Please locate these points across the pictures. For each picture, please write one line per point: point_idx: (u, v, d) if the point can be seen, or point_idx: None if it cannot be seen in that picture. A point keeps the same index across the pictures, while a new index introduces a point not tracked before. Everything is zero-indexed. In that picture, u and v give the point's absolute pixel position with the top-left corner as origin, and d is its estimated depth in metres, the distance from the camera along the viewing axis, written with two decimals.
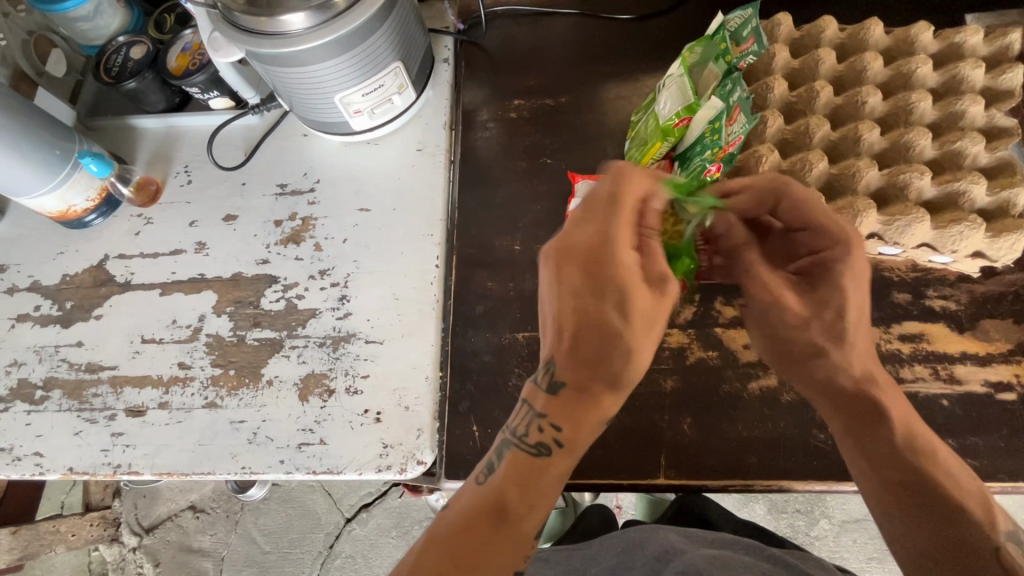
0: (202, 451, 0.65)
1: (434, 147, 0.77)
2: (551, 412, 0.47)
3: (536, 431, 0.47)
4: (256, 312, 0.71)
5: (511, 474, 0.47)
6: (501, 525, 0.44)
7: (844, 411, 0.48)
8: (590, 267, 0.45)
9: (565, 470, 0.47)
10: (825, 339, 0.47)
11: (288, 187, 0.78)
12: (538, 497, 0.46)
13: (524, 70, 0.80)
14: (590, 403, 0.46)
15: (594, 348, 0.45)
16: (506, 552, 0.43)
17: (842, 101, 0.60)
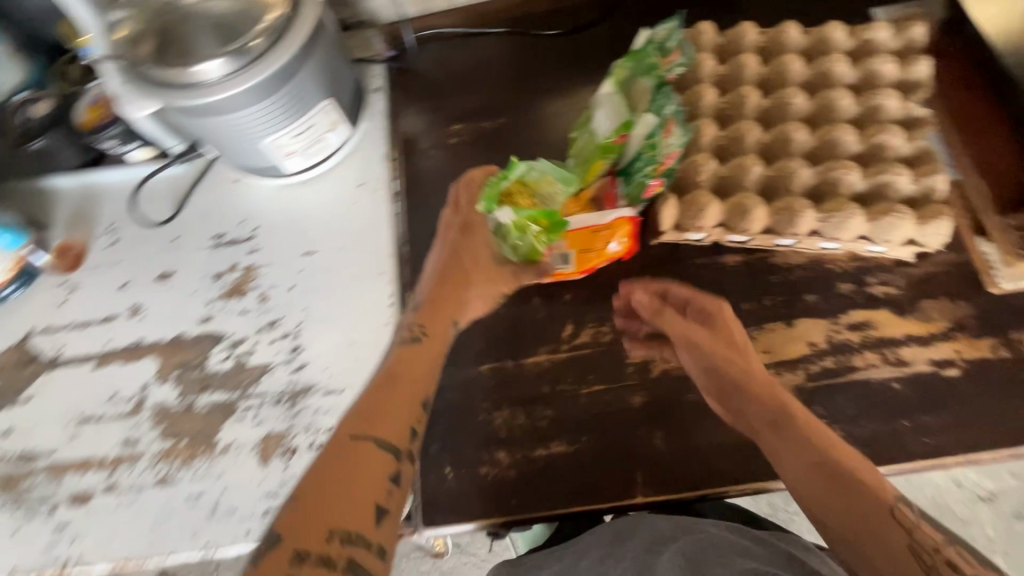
0: (160, 532, 0.61)
1: (375, 181, 0.75)
2: (423, 319, 0.59)
3: (407, 335, 0.57)
4: (204, 374, 0.67)
5: (370, 401, 0.50)
6: (401, 393, 0.52)
7: (760, 423, 0.49)
8: (450, 241, 0.62)
9: (410, 390, 0.52)
10: (732, 351, 0.54)
11: (225, 237, 0.74)
12: (394, 418, 0.49)
13: (459, 93, 0.79)
14: (446, 306, 0.60)
15: (457, 300, 0.60)
16: (371, 461, 0.45)
17: (771, 103, 0.61)
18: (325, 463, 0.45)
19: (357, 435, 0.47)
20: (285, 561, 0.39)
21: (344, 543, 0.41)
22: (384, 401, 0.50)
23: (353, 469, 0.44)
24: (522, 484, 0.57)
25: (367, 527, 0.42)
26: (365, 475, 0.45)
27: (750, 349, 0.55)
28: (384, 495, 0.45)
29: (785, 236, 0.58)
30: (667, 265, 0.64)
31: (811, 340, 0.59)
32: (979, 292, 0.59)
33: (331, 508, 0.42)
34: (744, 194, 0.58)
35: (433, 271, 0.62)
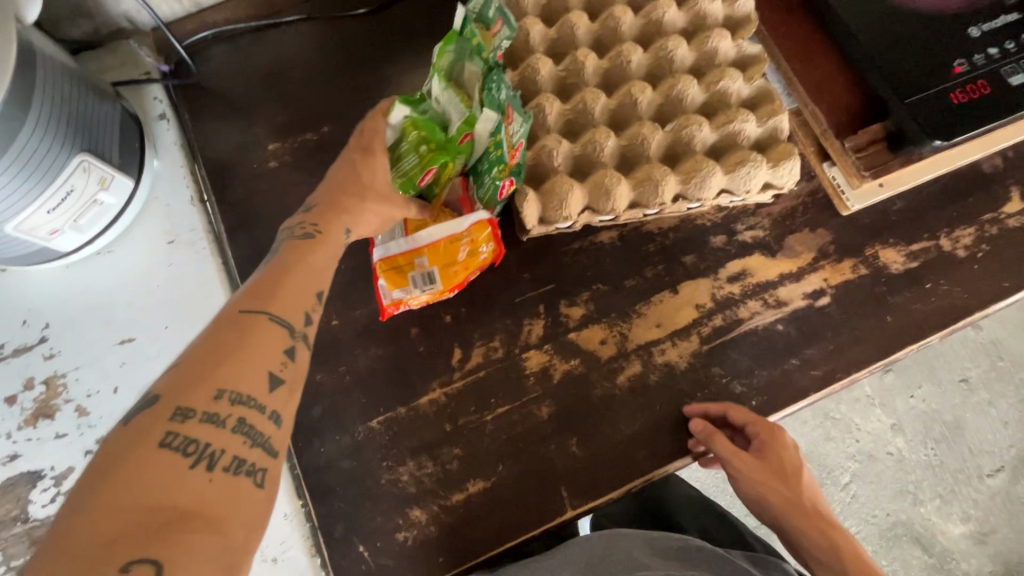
0: None
1: (190, 233, 0.62)
2: (320, 219, 0.47)
3: (300, 229, 0.46)
4: (28, 528, 0.53)
5: (256, 284, 0.41)
6: (300, 270, 0.43)
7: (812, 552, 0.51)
8: (346, 155, 0.50)
9: (303, 274, 0.43)
10: (785, 482, 0.53)
11: (6, 347, 0.58)
12: (285, 300, 0.40)
13: (266, 104, 0.65)
14: (342, 208, 0.48)
15: (354, 203, 0.49)
16: (253, 354, 0.36)
17: (609, 63, 0.56)
18: (208, 337, 0.37)
19: (247, 309, 0.38)
20: (162, 424, 0.32)
21: (232, 404, 0.34)
22: (275, 282, 0.41)
23: (238, 344, 0.36)
24: (448, 537, 0.52)
25: (259, 392, 0.36)
26: (256, 348, 0.37)
27: (801, 470, 0.54)
28: (279, 366, 0.38)
29: (652, 207, 0.55)
30: (544, 259, 0.59)
31: (697, 302, 0.58)
32: (832, 217, 0.61)
33: (211, 378, 0.34)
34: (607, 174, 0.53)
35: (325, 186, 0.50)
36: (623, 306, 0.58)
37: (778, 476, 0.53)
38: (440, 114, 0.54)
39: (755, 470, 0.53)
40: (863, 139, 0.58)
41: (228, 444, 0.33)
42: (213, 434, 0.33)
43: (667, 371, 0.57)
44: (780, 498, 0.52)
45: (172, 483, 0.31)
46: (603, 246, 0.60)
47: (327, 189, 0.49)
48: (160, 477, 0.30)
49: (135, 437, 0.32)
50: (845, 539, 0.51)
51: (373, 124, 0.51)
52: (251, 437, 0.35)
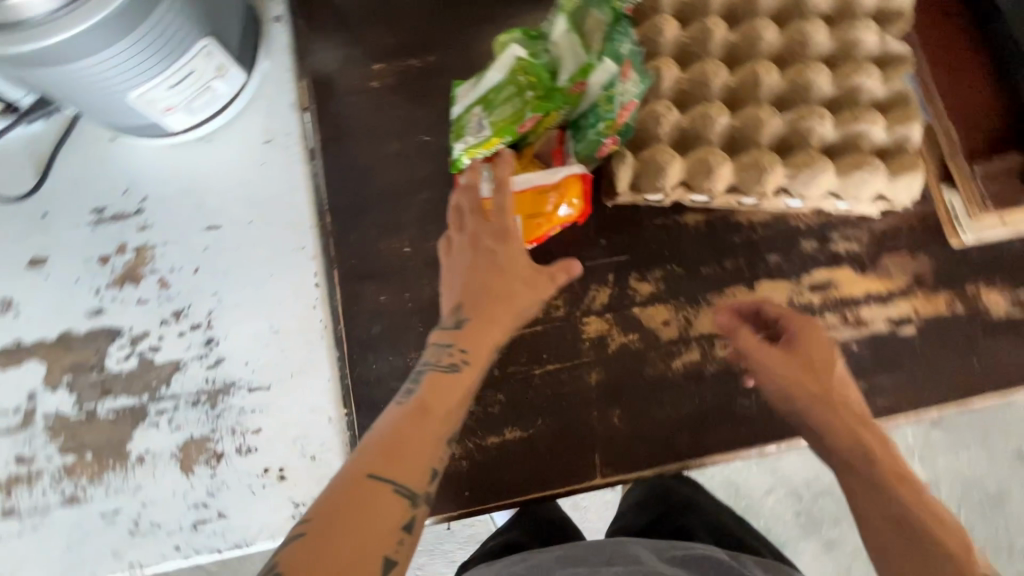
0: (76, 554, 0.54)
1: (286, 137, 0.64)
2: (460, 343, 0.45)
3: (445, 354, 0.45)
4: (103, 378, 0.58)
5: (391, 433, 0.38)
6: (426, 421, 0.40)
7: (832, 452, 0.44)
8: (480, 244, 0.49)
9: (434, 428, 0.40)
10: (815, 379, 0.46)
11: (107, 211, 0.62)
12: (415, 458, 0.38)
13: (380, 23, 0.66)
14: (487, 318, 0.46)
15: (502, 304, 0.47)
16: (371, 525, 0.33)
17: (739, 38, 0.54)
18: (332, 508, 0.34)
19: (376, 474, 0.36)
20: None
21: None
22: (411, 427, 0.39)
23: (362, 517, 0.33)
24: (476, 476, 0.54)
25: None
26: (376, 518, 0.34)
27: (845, 381, 0.46)
28: (394, 546, 0.34)
29: (750, 195, 0.53)
30: (623, 228, 0.58)
31: (771, 304, 0.56)
32: (938, 244, 0.57)
33: (333, 572, 0.31)
34: (710, 150, 0.51)
35: (457, 284, 0.48)
36: (694, 291, 0.57)
37: (809, 372, 0.46)
38: (554, 60, 0.54)
39: (777, 361, 0.47)
40: (1000, 167, 0.53)
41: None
42: None
43: (725, 366, 0.55)
44: (801, 388, 0.46)
45: None
46: (686, 228, 0.58)
47: (466, 294, 0.47)
48: None
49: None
50: (876, 435, 0.44)
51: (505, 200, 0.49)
52: None
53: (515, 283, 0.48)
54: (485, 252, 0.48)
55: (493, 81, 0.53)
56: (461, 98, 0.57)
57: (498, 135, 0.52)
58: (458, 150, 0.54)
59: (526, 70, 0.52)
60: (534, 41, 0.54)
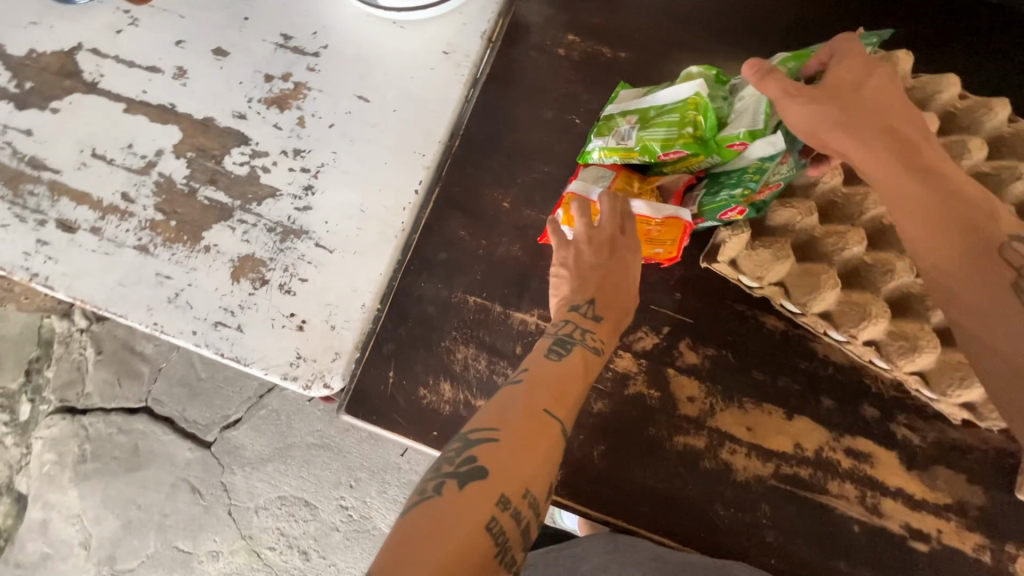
0: (121, 292, 0.62)
1: (463, 56, 0.66)
2: (599, 332, 0.51)
3: (585, 334, 0.50)
4: (216, 169, 0.65)
5: (550, 382, 0.46)
6: (578, 378, 0.47)
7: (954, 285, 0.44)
8: (622, 259, 0.52)
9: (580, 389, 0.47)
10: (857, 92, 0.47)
11: (292, 41, 0.68)
12: (569, 406, 0.45)
13: (596, 2, 0.67)
14: (610, 324, 0.51)
15: (621, 319, 0.52)
16: (543, 452, 0.41)
17: None
18: (518, 426, 0.41)
19: (548, 409, 0.44)
20: (489, 503, 0.37)
21: (530, 506, 0.39)
22: (558, 380, 0.46)
23: (538, 438, 0.42)
24: (453, 423, 0.57)
25: (541, 498, 0.40)
26: (544, 448, 0.42)
27: (879, 77, 0.47)
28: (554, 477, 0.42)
29: (839, 333, 0.50)
30: (702, 292, 0.57)
31: (799, 441, 0.54)
32: (1004, 487, 0.52)
33: (527, 475, 0.40)
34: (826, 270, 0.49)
35: (591, 283, 0.52)
36: (734, 387, 0.55)
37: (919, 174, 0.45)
38: (729, 109, 0.53)
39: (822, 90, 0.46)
40: None
41: (516, 541, 0.37)
42: (512, 528, 0.37)
43: (722, 469, 0.54)
44: (911, 200, 0.45)
45: (477, 548, 0.34)
46: (760, 327, 0.56)
47: (598, 295, 0.52)
48: (462, 536, 0.35)
49: (468, 504, 0.36)
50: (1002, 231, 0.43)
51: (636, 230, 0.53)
52: (526, 538, 0.38)
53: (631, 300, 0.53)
54: (619, 263, 0.52)
55: (661, 100, 0.54)
56: (620, 103, 0.59)
57: (640, 151, 0.53)
58: (596, 145, 0.56)
59: (700, 103, 0.51)
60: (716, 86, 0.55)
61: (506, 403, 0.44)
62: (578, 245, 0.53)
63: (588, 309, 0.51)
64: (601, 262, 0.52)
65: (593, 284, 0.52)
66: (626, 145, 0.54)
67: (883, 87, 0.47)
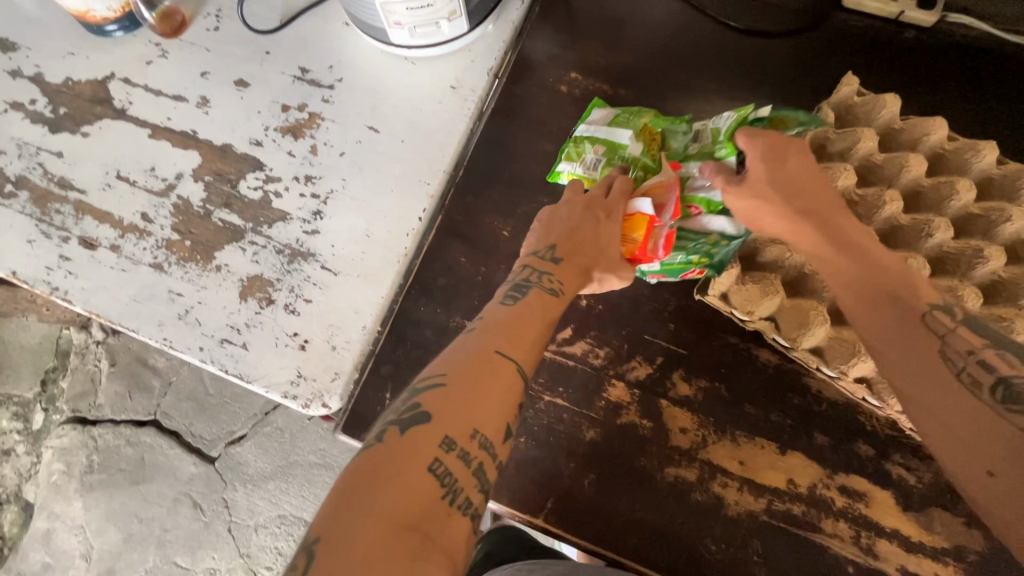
0: (134, 307, 0.64)
1: (469, 91, 0.69)
2: (557, 275, 0.50)
3: (548, 279, 0.50)
4: (231, 193, 0.68)
5: (502, 326, 0.45)
6: (536, 320, 0.47)
7: (887, 350, 0.45)
8: (593, 215, 0.52)
9: (537, 332, 0.47)
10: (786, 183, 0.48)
11: (309, 74, 0.72)
12: (523, 349, 0.45)
13: (598, 43, 0.70)
14: (571, 268, 0.51)
15: (586, 269, 0.52)
16: (491, 395, 0.40)
17: (907, 221, 0.51)
18: (467, 372, 0.41)
19: (500, 351, 0.43)
20: (434, 445, 0.36)
21: (480, 447, 0.38)
22: (509, 323, 0.46)
23: (487, 379, 0.41)
24: None
25: (496, 440, 0.39)
26: (493, 389, 0.41)
27: (803, 164, 0.48)
28: (510, 419, 0.41)
29: (830, 369, 0.50)
30: (695, 324, 0.58)
31: (791, 477, 0.53)
32: None
33: (475, 416, 0.39)
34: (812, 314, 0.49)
35: (560, 232, 0.53)
36: (726, 420, 0.55)
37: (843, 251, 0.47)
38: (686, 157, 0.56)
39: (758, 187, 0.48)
40: None
41: (468, 482, 0.36)
42: (461, 469, 0.36)
43: (713, 502, 0.53)
44: (838, 277, 0.47)
45: (416, 491, 0.34)
46: (751, 361, 0.56)
47: (563, 242, 0.52)
48: (401, 481, 0.34)
49: (411, 447, 0.36)
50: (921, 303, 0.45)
51: (621, 196, 0.52)
52: (482, 482, 0.38)
53: (605, 257, 0.52)
54: (593, 218, 0.52)
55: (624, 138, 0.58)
56: (590, 123, 0.62)
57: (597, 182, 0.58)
58: (564, 167, 0.60)
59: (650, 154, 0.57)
60: (678, 131, 0.58)
61: (458, 351, 0.43)
62: (558, 210, 0.55)
63: (553, 257, 0.51)
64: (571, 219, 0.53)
65: (561, 235, 0.52)
66: (590, 175, 0.58)
67: (806, 172, 0.48)
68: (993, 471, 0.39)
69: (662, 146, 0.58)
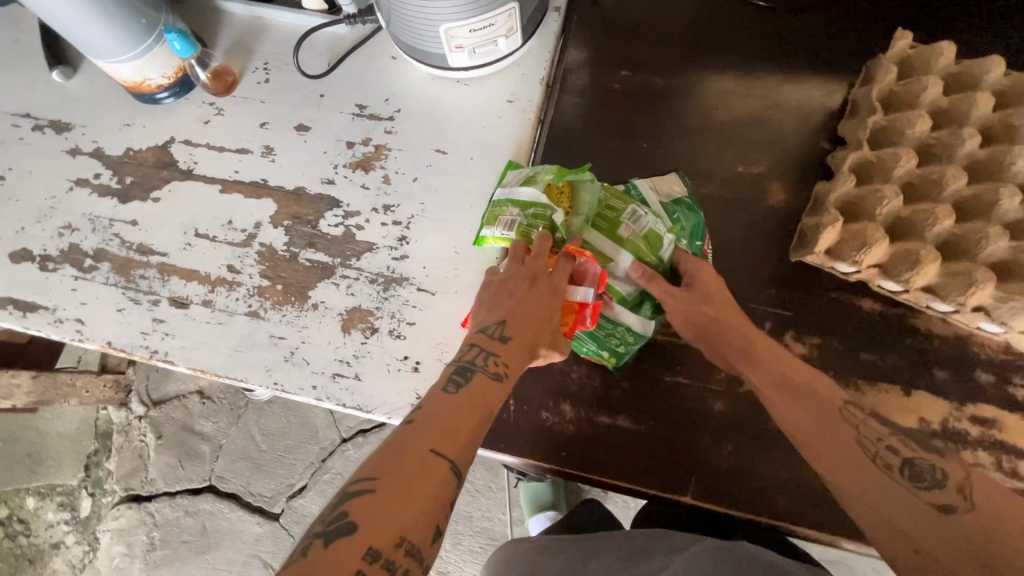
0: (239, 357, 0.65)
1: (527, 102, 0.72)
2: (503, 354, 0.50)
3: (494, 361, 0.50)
4: (313, 232, 0.69)
5: (441, 416, 0.45)
6: (473, 408, 0.47)
7: (816, 441, 0.48)
8: (536, 291, 0.53)
9: (473, 423, 0.46)
10: (702, 295, 0.56)
11: (367, 109, 0.74)
12: (463, 442, 0.45)
13: (641, 40, 0.74)
14: (515, 347, 0.51)
15: (530, 347, 0.51)
16: (421, 498, 0.40)
17: (988, 156, 0.54)
18: (398, 473, 0.41)
19: (435, 449, 0.43)
20: (356, 560, 0.36)
21: (406, 554, 0.38)
22: (445, 413, 0.46)
23: (416, 483, 0.41)
24: (578, 443, 0.58)
25: (424, 543, 0.39)
26: (422, 490, 0.41)
27: (717, 285, 0.57)
28: (442, 518, 0.41)
29: (946, 303, 0.52)
30: (795, 286, 0.60)
31: (923, 416, 0.55)
32: None
33: (398, 523, 0.39)
34: (910, 257, 0.52)
35: (504, 308, 0.53)
36: (846, 371, 0.57)
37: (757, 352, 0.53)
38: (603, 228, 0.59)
39: (681, 296, 0.56)
40: None
41: None
42: None
43: None
44: (761, 374, 0.53)
45: None
46: (858, 312, 0.58)
47: (508, 318, 0.52)
48: None
49: (334, 561, 0.36)
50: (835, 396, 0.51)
51: (562, 271, 0.54)
52: None
53: (550, 332, 0.52)
54: (537, 292, 0.53)
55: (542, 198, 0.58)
56: (505, 186, 0.62)
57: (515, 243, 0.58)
58: (487, 231, 0.59)
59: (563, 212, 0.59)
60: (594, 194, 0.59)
61: (391, 447, 0.43)
62: (495, 279, 0.56)
63: (498, 332, 0.52)
64: (514, 293, 0.54)
65: (503, 310, 0.53)
66: (510, 235, 0.57)
67: (720, 286, 0.57)
68: (919, 547, 0.41)
69: (571, 199, 0.60)
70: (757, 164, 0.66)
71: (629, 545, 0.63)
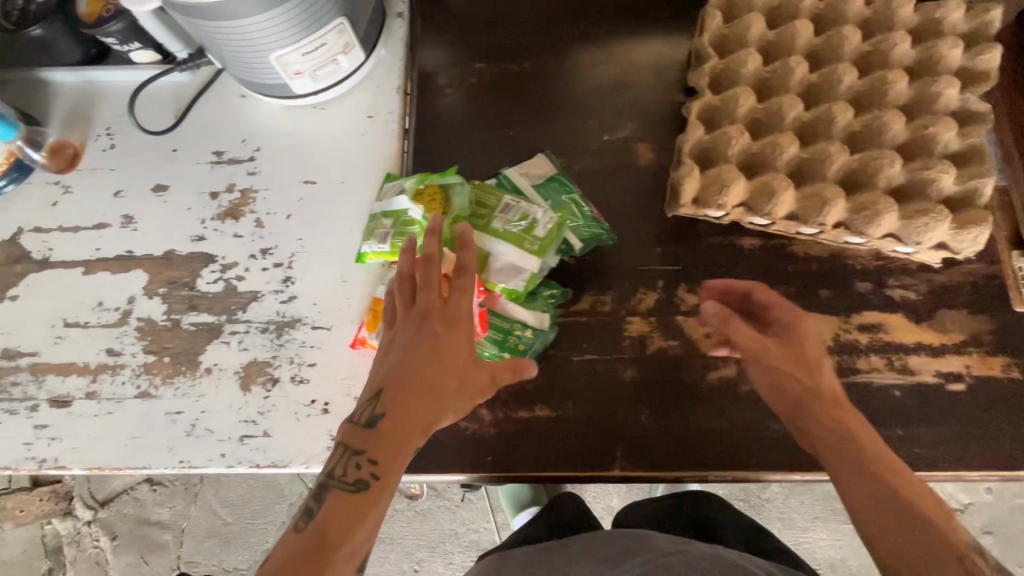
0: (137, 444, 0.60)
1: (387, 115, 0.70)
2: (380, 441, 0.45)
3: (354, 467, 0.44)
4: (192, 294, 0.65)
5: (299, 557, 0.40)
6: (331, 540, 0.41)
7: (893, 530, 0.41)
8: (429, 328, 0.49)
9: (341, 556, 0.41)
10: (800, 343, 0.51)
11: (225, 154, 0.71)
12: None
13: (488, 28, 0.73)
14: (402, 425, 0.46)
15: (425, 417, 0.46)
16: None
17: (817, 79, 0.56)
18: None
19: None
20: None
21: None
22: (298, 555, 0.40)
23: None
24: (502, 444, 0.57)
25: None
26: None
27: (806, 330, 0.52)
28: None
29: (810, 226, 0.54)
30: (678, 240, 0.61)
31: (816, 336, 0.57)
32: (1003, 308, 0.56)
33: None
34: (766, 189, 0.54)
35: (395, 358, 0.49)
36: None
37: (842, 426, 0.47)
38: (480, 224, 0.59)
39: (790, 341, 0.51)
40: None
41: None
42: None
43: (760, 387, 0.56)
44: (847, 445, 0.46)
45: None
46: (739, 251, 0.60)
47: (395, 381, 0.47)
48: None
49: None
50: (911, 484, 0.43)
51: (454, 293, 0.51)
52: None
53: (450, 384, 0.48)
54: (430, 333, 0.49)
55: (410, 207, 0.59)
56: (382, 197, 0.63)
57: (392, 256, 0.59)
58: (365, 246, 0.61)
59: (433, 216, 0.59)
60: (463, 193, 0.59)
61: None
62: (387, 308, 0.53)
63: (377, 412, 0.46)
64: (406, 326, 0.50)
65: (389, 372, 0.49)
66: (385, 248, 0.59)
67: (810, 338, 0.52)
68: None
69: (445, 202, 0.59)
70: (621, 128, 0.67)
71: (609, 546, 0.63)
